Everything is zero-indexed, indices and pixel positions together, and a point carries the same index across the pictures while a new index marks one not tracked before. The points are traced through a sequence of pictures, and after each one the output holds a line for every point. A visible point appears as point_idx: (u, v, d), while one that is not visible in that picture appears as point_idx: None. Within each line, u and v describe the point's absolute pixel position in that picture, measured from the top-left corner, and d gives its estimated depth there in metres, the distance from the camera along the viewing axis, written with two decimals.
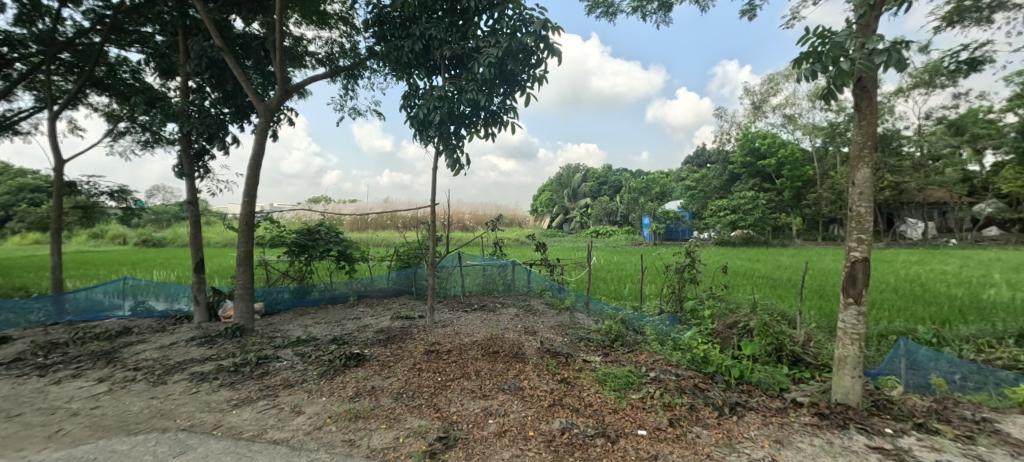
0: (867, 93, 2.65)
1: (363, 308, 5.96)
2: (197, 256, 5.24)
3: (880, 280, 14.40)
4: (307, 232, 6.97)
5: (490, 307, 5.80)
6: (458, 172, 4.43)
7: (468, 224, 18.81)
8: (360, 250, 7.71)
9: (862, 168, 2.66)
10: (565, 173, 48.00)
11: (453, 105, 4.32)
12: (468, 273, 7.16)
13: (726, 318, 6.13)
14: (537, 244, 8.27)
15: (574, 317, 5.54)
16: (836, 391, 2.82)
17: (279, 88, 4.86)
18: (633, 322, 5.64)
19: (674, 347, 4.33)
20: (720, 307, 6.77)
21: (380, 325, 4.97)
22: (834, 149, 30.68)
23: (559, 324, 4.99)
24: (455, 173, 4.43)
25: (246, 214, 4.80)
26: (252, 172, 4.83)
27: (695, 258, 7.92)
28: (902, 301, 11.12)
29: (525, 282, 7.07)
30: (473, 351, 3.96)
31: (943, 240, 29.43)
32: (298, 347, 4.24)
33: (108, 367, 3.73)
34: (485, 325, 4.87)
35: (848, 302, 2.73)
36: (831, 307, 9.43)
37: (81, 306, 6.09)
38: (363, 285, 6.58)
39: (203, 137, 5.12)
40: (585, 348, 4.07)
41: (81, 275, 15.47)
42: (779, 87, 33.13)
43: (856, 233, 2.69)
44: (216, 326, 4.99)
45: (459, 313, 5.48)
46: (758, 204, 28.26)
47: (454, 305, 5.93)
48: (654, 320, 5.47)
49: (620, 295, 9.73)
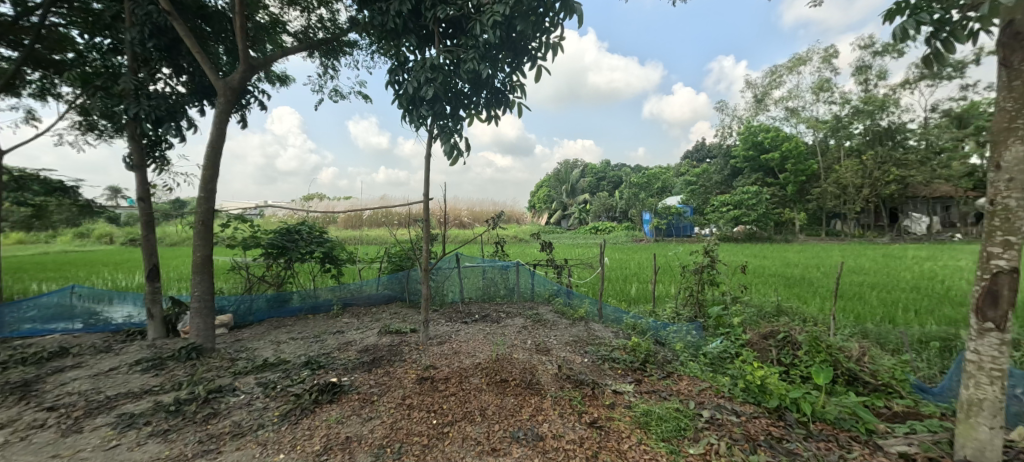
0: (1022, 43, 1.92)
1: (347, 320, 5.21)
2: (149, 263, 4.48)
3: (895, 278, 13.88)
4: (285, 231, 6.18)
5: (493, 318, 5.03)
6: (456, 162, 3.66)
7: (466, 220, 18.15)
8: (347, 251, 6.98)
9: (1013, 145, 1.93)
10: (564, 169, 47.32)
11: (450, 78, 3.59)
12: (468, 276, 6.39)
13: (758, 326, 5.47)
14: (542, 243, 7.51)
15: (590, 329, 4.77)
16: (962, 444, 2.14)
17: (244, 63, 4.08)
18: (655, 333, 4.96)
19: (716, 371, 3.61)
20: (749, 314, 6.06)
21: (366, 342, 4.24)
22: (836, 143, 30.17)
23: (574, 340, 4.25)
24: (452, 163, 3.66)
25: (204, 213, 4.03)
26: (210, 162, 4.06)
27: (714, 258, 7.26)
28: (925, 300, 10.56)
29: (531, 286, 6.36)
30: (476, 379, 3.23)
31: (947, 235, 29.06)
32: (263, 373, 3.50)
33: (17, 407, 2.97)
34: (489, 342, 4.12)
35: (984, 329, 2.04)
36: (855, 308, 8.85)
37: (48, 312, 5.32)
38: (349, 292, 5.83)
39: (155, 122, 4.34)
40: (611, 373, 3.37)
41: (56, 276, 14.65)
42: (782, 80, 32.52)
43: (1000, 234, 1.98)
44: (172, 345, 4.24)
45: (457, 325, 4.75)
46: (761, 199, 27.66)
47: (450, 314, 5.20)
48: (681, 331, 4.80)
49: (631, 297, 9.08)
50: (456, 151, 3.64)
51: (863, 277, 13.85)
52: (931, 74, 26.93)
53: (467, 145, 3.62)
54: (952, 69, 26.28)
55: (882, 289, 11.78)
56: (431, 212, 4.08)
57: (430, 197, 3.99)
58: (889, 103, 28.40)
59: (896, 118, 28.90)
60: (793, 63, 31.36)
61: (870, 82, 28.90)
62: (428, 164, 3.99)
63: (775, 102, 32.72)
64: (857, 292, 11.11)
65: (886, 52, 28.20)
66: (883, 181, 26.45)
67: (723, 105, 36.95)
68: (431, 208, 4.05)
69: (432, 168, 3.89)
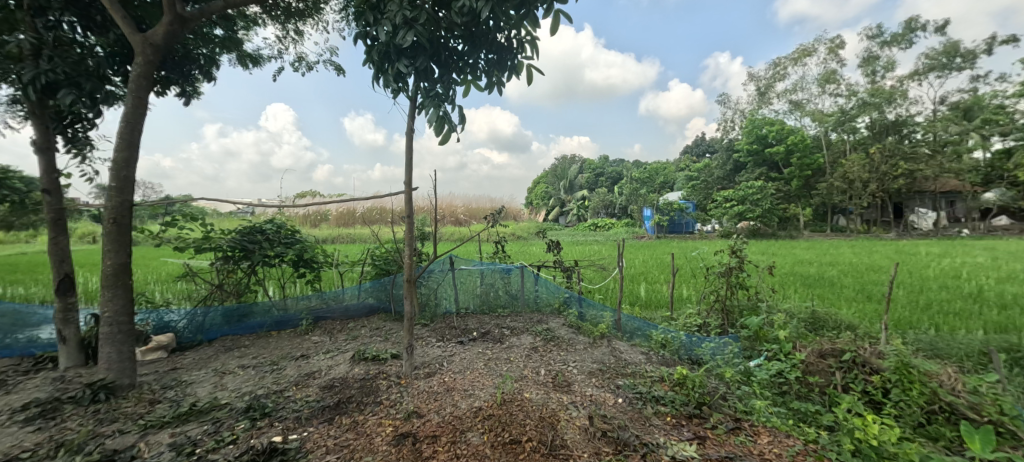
0: None
1: (317, 339, 4.28)
2: (58, 273, 3.52)
3: (917, 276, 13.12)
4: (247, 231, 5.22)
5: (495, 336, 4.12)
6: (447, 140, 2.85)
7: (462, 216, 17.21)
8: (324, 252, 6.03)
9: None
10: (562, 164, 46.39)
11: (437, 22, 2.67)
12: (464, 283, 5.49)
13: (808, 342, 4.61)
14: (548, 243, 6.60)
15: (616, 350, 3.83)
16: None
17: (169, 11, 3.13)
18: (685, 350, 4.24)
19: (791, 420, 2.73)
20: (795, 327, 5.18)
21: (333, 373, 3.31)
22: (842, 137, 29.40)
23: (600, 367, 3.35)
24: (443, 142, 2.85)
25: (116, 207, 3.06)
26: (122, 142, 3.10)
27: (743, 258, 6.39)
28: (960, 301, 9.76)
29: (538, 294, 5.46)
30: (477, 436, 2.34)
31: (954, 230, 28.46)
32: (184, 426, 2.58)
33: None
34: (491, 373, 3.20)
35: None
36: (891, 312, 8.04)
37: None
38: (325, 303, 4.89)
39: (56, 89, 3.35)
40: (660, 426, 2.49)
41: (16, 279, 13.53)
42: (786, 72, 31.70)
43: None
44: (82, 379, 3.31)
45: (451, 346, 3.85)
46: (767, 194, 26.80)
47: (443, 331, 4.30)
48: (714, 346, 4.13)
49: (646, 301, 8.20)
50: (447, 127, 2.82)
51: (884, 276, 13.04)
52: (940, 65, 26.19)
53: (462, 117, 2.75)
54: (962, 60, 25.56)
55: (908, 289, 11.00)
56: (416, 208, 3.09)
57: (412, 187, 3.05)
58: (897, 95, 27.65)
59: (904, 111, 28.22)
60: (799, 55, 30.54)
61: (877, 73, 28.13)
62: (407, 142, 3.03)
63: (779, 95, 31.93)
64: (885, 293, 10.28)
65: (894, 43, 27.44)
66: (892, 175, 25.59)
67: (725, 98, 36.10)
68: (415, 202, 3.08)
69: (414, 148, 2.97)
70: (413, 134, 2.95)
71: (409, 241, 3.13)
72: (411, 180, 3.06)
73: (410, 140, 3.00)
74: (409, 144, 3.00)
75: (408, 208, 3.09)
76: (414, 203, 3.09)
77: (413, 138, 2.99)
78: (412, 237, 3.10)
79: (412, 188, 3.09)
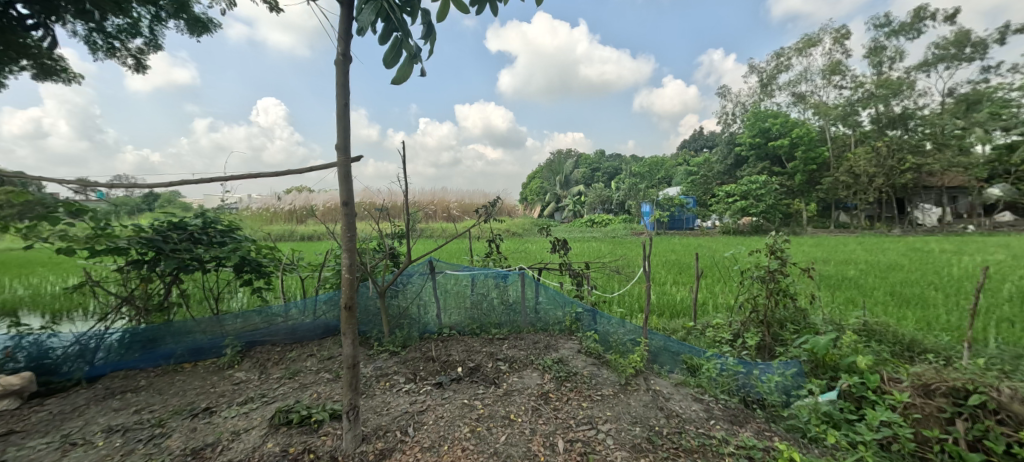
0: None
1: (241, 378, 3.08)
2: None
3: (942, 275, 12.16)
4: (170, 225, 4.01)
5: (487, 374, 2.96)
6: (405, 78, 1.79)
7: (455, 212, 16.06)
8: (275, 254, 4.83)
9: None
10: (558, 159, 45.36)
11: None
12: (448, 295, 4.30)
13: (899, 377, 3.50)
14: (553, 242, 5.42)
15: (661, 398, 2.69)
16: None
17: None
18: (741, 385, 3.29)
19: None
20: (876, 354, 4.03)
21: (235, 449, 2.13)
22: (846, 130, 28.51)
23: (649, 439, 2.23)
24: (397, 82, 1.79)
25: None
26: None
27: (785, 260, 5.30)
28: (1005, 305, 8.74)
29: (545, 309, 4.28)
30: None
31: (959, 226, 27.76)
32: None
33: None
34: (481, 453, 2.07)
35: None
36: (942, 321, 6.99)
37: None
38: (261, 324, 3.66)
39: None
40: None
41: None
42: (789, 64, 30.67)
43: None
44: None
45: (425, 394, 2.68)
46: (771, 188, 25.84)
47: (416, 365, 3.13)
48: (781, 376, 3.25)
49: (662, 309, 7.11)
50: (405, 56, 1.74)
51: (911, 277, 11.92)
52: (950, 55, 25.23)
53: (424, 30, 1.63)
54: (973, 50, 24.61)
55: (943, 292, 9.95)
56: (356, 193, 1.88)
57: (350, 156, 1.87)
58: (904, 87, 26.69)
59: (911, 103, 27.29)
60: (803, 45, 29.54)
61: (884, 64, 27.14)
62: (337, 75, 1.82)
63: (782, 87, 30.93)
64: (923, 298, 9.18)
65: (902, 32, 26.45)
66: (899, 169, 24.40)
67: (725, 91, 35.11)
68: (354, 183, 1.88)
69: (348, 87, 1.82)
70: (345, 58, 1.78)
71: (348, 253, 1.94)
72: (348, 144, 1.87)
73: (342, 71, 1.80)
74: (342, 78, 1.80)
75: (344, 193, 1.88)
76: (352, 184, 1.89)
77: (345, 65, 1.81)
78: (355, 248, 1.93)
79: (353, 160, 1.91)
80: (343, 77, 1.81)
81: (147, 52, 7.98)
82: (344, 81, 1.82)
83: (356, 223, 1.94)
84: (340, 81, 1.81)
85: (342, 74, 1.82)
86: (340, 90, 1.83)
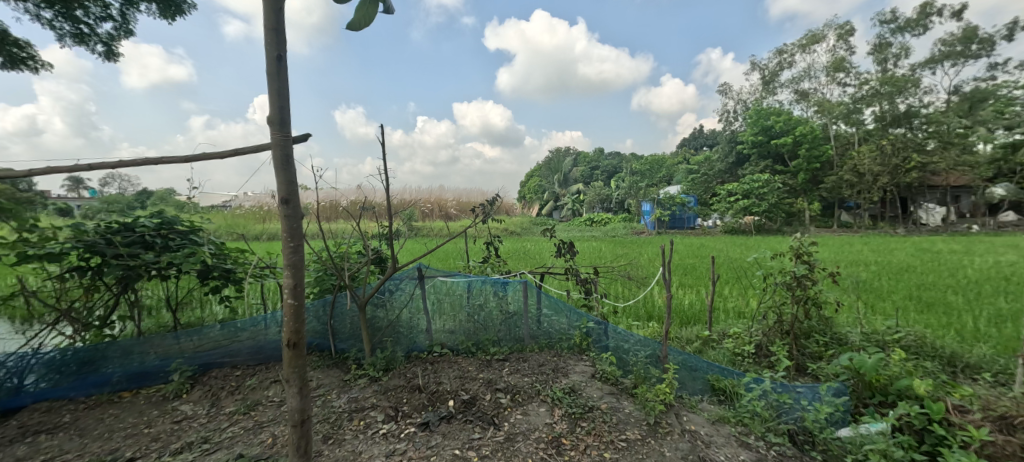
0: None
1: (185, 414, 2.57)
2: None
3: (957, 277, 11.72)
4: (116, 227, 3.46)
5: (485, 411, 2.44)
6: (364, 23, 1.25)
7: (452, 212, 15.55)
8: (246, 259, 4.29)
9: None
10: (557, 158, 44.87)
11: None
12: (441, 306, 3.76)
13: (960, 407, 3.03)
14: (558, 245, 4.88)
15: (700, 449, 2.19)
16: None
17: None
18: (788, 412, 2.91)
19: None
20: (931, 378, 3.52)
21: None
22: (849, 128, 28.07)
23: None
24: (354, 28, 1.25)
25: None
26: None
27: (814, 265, 4.79)
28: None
29: (551, 322, 3.74)
30: None
31: (963, 226, 27.38)
32: None
33: None
34: None
35: None
36: (973, 329, 6.51)
37: None
38: (221, 342, 3.13)
39: None
40: None
41: None
42: (793, 60, 30.21)
43: None
44: None
45: (406, 442, 2.18)
46: (773, 187, 25.35)
47: (398, 397, 2.61)
48: (830, 401, 2.82)
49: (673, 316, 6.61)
50: None
51: (926, 279, 11.43)
52: (956, 52, 24.79)
53: None
54: (979, 46, 24.19)
55: (963, 295, 9.48)
56: (297, 186, 1.36)
57: (289, 132, 1.35)
58: (909, 85, 26.26)
59: (916, 101, 26.83)
60: (806, 41, 29.09)
61: (889, 61, 26.71)
62: (267, 11, 1.31)
63: (785, 84, 30.46)
64: (944, 302, 8.68)
65: (907, 29, 26.02)
66: (904, 168, 23.95)
67: (726, 88, 34.66)
68: (295, 171, 1.36)
69: (281, 32, 1.30)
70: None
71: (291, 270, 1.41)
72: (284, 116, 1.35)
73: (273, 8, 1.29)
74: (272, 16, 1.29)
75: (283, 186, 1.36)
76: (293, 173, 1.37)
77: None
78: (300, 263, 1.41)
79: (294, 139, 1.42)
80: (275, 16, 1.30)
81: (119, 38, 7.38)
82: (276, 21, 1.31)
83: (301, 227, 1.42)
84: (270, 21, 1.30)
85: (274, 14, 1.30)
86: (270, 33, 1.31)
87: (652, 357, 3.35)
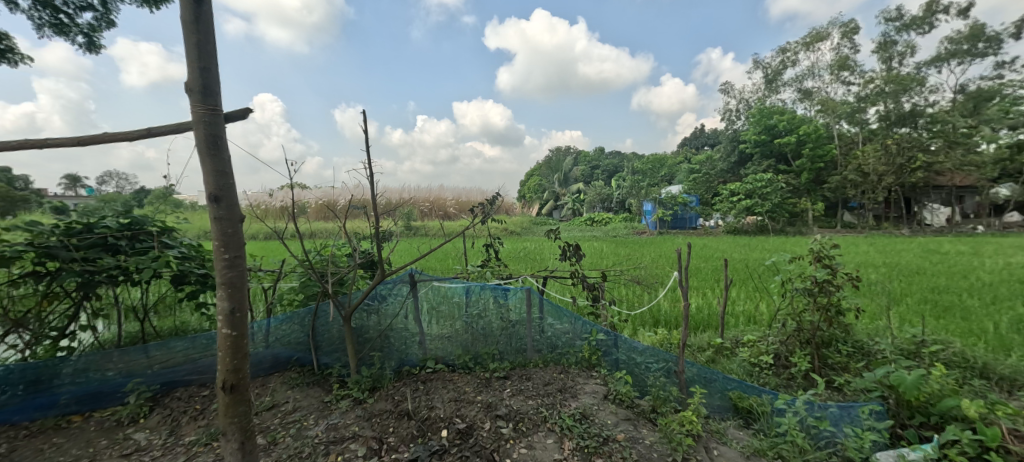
0: None
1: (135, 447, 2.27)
2: None
3: (970, 280, 11.42)
4: (77, 229, 3.14)
5: (486, 445, 2.13)
6: None
7: (451, 212, 15.20)
8: (223, 262, 3.96)
9: None
10: (557, 157, 44.59)
11: None
12: (435, 316, 3.42)
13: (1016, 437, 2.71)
14: (563, 248, 4.54)
15: None
16: None
17: None
18: (823, 436, 2.61)
19: None
20: (975, 396, 3.19)
21: None
22: (853, 127, 27.74)
23: None
24: None
25: None
26: None
27: (837, 270, 4.46)
28: None
29: (557, 333, 3.40)
30: None
31: (968, 226, 27.06)
32: None
33: None
34: None
35: None
36: (998, 336, 6.17)
37: None
38: (190, 356, 2.81)
39: None
40: None
41: None
42: (796, 59, 29.86)
43: None
44: None
45: None
46: (777, 187, 24.93)
47: (384, 425, 2.29)
48: (866, 425, 2.54)
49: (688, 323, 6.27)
50: None
51: (938, 281, 11.10)
52: (963, 50, 24.45)
53: None
54: (986, 45, 23.89)
55: (979, 299, 9.15)
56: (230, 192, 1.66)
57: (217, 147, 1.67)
58: (914, 83, 25.92)
59: (921, 100, 26.49)
60: (810, 40, 28.76)
61: (894, 59, 26.37)
62: (190, 46, 1.61)
63: (788, 83, 30.13)
64: (962, 306, 8.31)
65: (913, 27, 25.69)
66: (909, 168, 23.62)
67: (728, 87, 34.35)
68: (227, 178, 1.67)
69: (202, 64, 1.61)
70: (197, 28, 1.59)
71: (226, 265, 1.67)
72: (212, 134, 1.66)
73: (195, 42, 1.60)
74: (195, 48, 1.59)
75: (216, 192, 1.65)
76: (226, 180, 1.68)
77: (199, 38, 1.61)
78: (234, 256, 1.67)
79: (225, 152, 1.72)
80: (198, 49, 1.61)
81: (101, 29, 7.02)
82: (200, 52, 1.61)
83: (235, 226, 1.70)
84: (195, 53, 1.61)
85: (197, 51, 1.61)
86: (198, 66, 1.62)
87: (664, 369, 3.13)
